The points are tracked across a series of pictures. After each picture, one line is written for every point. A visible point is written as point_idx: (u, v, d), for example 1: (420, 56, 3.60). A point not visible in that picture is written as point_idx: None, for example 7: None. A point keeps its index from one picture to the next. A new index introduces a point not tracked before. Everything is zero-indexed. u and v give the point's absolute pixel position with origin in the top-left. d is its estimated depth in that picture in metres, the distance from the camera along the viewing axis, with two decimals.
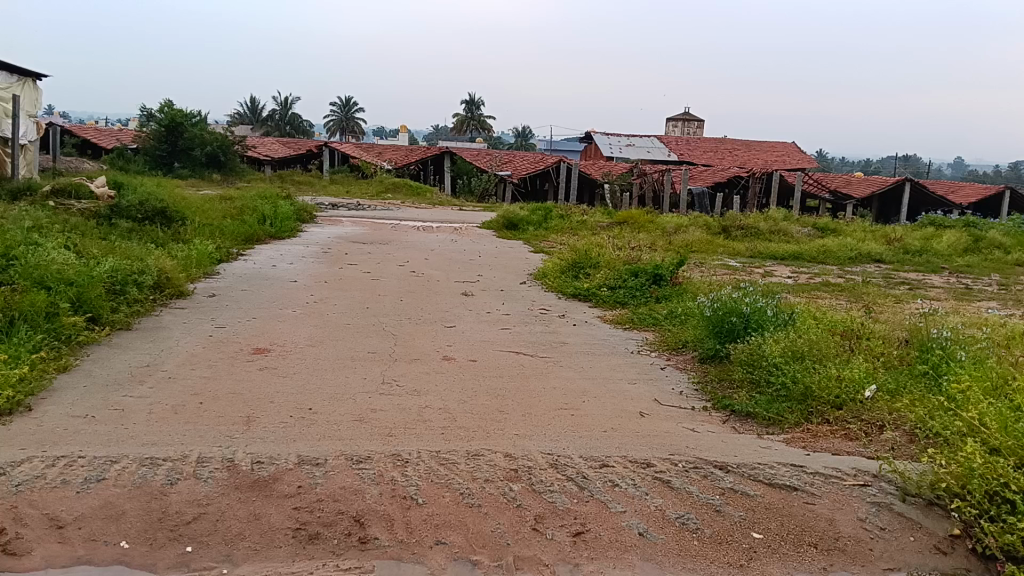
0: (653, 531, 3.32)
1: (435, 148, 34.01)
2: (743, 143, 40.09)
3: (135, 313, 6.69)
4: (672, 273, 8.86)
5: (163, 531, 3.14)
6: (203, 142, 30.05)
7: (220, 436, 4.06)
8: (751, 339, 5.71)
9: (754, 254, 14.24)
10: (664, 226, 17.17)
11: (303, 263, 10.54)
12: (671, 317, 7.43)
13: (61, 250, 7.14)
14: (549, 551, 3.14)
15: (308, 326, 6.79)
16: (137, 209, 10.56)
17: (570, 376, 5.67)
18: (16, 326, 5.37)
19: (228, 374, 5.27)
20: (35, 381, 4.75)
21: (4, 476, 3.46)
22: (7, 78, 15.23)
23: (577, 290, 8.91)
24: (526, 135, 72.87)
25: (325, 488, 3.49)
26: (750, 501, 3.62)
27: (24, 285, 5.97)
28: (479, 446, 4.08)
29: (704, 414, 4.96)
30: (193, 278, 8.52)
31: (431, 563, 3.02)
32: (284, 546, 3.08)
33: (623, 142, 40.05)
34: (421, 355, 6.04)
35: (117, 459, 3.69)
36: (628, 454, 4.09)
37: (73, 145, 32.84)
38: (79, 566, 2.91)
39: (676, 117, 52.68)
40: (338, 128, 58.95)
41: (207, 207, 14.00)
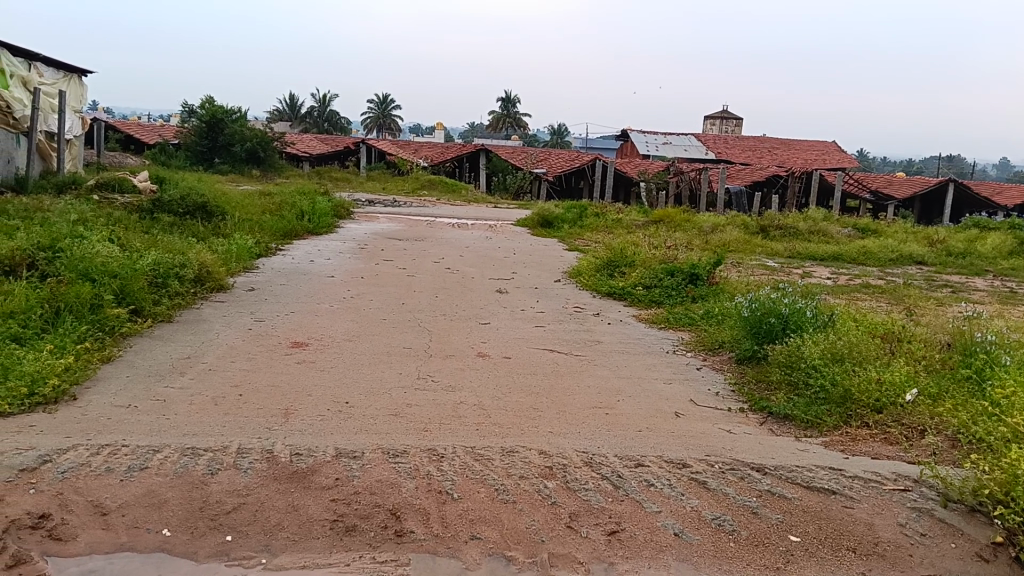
0: (689, 531, 3.30)
1: (470, 145, 34.09)
2: (782, 142, 39.64)
3: (177, 305, 6.81)
4: (709, 273, 8.79)
5: (204, 520, 3.19)
6: (244, 138, 30.45)
7: (260, 428, 4.12)
8: (790, 341, 5.65)
9: (792, 254, 14.06)
10: (701, 225, 17.03)
11: (340, 259, 10.64)
12: (707, 317, 7.37)
13: (105, 244, 7.28)
14: (584, 549, 3.14)
15: (345, 321, 6.85)
16: (178, 203, 10.73)
17: (605, 375, 5.65)
18: (62, 317, 5.50)
19: (266, 366, 5.34)
20: (80, 370, 4.87)
21: (50, 462, 3.54)
22: (54, 74, 15.54)
23: (612, 289, 8.87)
24: (562, 132, 72.92)
25: (362, 481, 3.52)
26: (788, 504, 3.58)
27: (71, 277, 6.11)
28: (514, 443, 4.08)
29: (741, 415, 4.92)
30: (233, 273, 8.65)
31: (466, 559, 3.03)
32: (321, 538, 3.11)
33: (660, 140, 39.82)
34: (455, 351, 6.06)
35: (159, 448, 3.76)
36: (663, 454, 4.06)
37: (117, 140, 33.45)
38: (121, 553, 2.96)
39: (714, 116, 52.26)
40: (375, 125, 59.46)
41: (246, 202, 14.17)
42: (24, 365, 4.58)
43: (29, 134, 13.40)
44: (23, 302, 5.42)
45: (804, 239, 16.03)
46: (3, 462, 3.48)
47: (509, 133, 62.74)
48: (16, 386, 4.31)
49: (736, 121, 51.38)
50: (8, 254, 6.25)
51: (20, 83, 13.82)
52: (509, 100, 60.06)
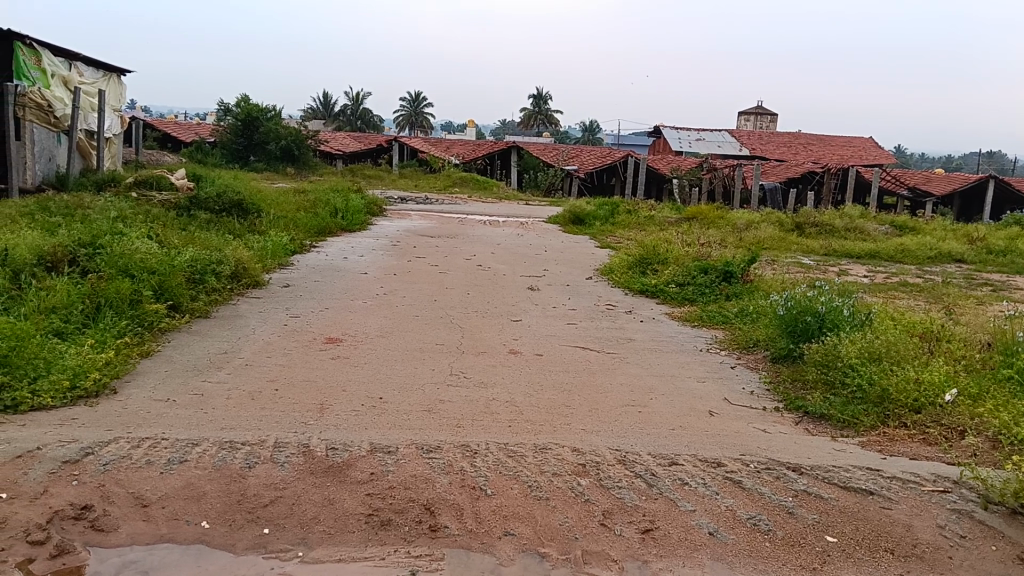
0: (724, 531, 3.28)
1: (501, 143, 34.10)
2: (818, 138, 39.17)
3: (214, 301, 6.91)
4: (743, 271, 8.71)
5: (241, 512, 3.23)
6: (279, 136, 30.84)
7: (296, 422, 4.17)
8: (827, 339, 5.58)
9: (828, 251, 13.88)
10: (734, 223, 16.87)
11: (374, 256, 10.70)
12: (741, 315, 7.30)
13: (144, 240, 7.41)
14: (618, 547, 3.13)
15: (379, 318, 6.90)
16: (215, 201, 10.86)
17: (637, 373, 5.63)
18: (102, 313, 5.61)
19: (301, 362, 5.39)
20: (120, 364, 4.96)
21: (92, 454, 3.61)
22: (93, 73, 15.84)
23: (645, 286, 8.82)
24: (594, 129, 72.82)
25: (396, 475, 3.55)
26: (824, 504, 3.54)
27: (111, 273, 6.23)
28: (547, 440, 4.08)
29: (776, 414, 4.88)
30: (268, 269, 8.75)
31: (500, 555, 3.04)
32: (357, 531, 3.14)
33: (694, 136, 39.56)
34: (487, 348, 6.08)
35: (198, 441, 3.82)
36: (698, 453, 4.04)
37: (154, 138, 33.94)
38: (161, 544, 3.01)
39: (748, 112, 51.78)
40: (408, 123, 59.80)
41: (281, 199, 14.33)
42: (67, 359, 4.69)
43: (69, 132, 13.67)
44: (64, 297, 5.54)
45: (840, 236, 15.83)
46: (46, 454, 3.56)
47: (541, 130, 62.72)
48: (58, 380, 4.42)
49: (771, 118, 50.88)
50: (50, 250, 6.37)
51: (61, 83, 14.11)
52: (541, 96, 60.07)
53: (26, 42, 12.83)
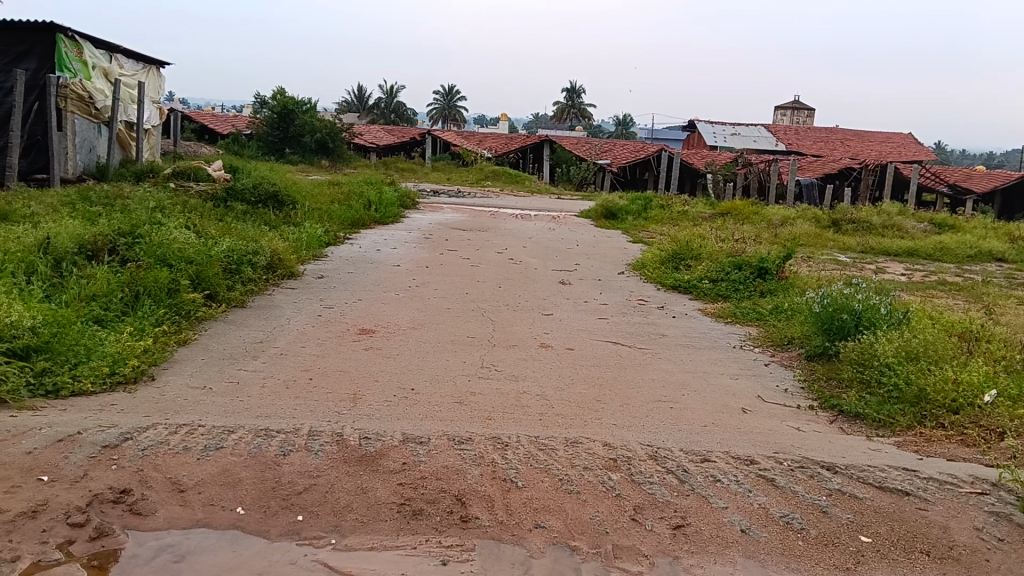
0: (757, 528, 3.25)
1: (534, 136, 34.05)
2: (856, 134, 38.61)
3: (249, 291, 6.99)
4: (779, 267, 8.62)
5: (276, 499, 3.28)
6: (313, 129, 31.11)
7: (329, 411, 4.22)
8: (863, 338, 5.50)
9: (866, 249, 13.69)
10: (770, 219, 16.67)
11: (406, 248, 10.77)
12: (776, 312, 7.24)
13: (182, 230, 7.52)
14: (648, 542, 3.12)
15: (411, 310, 6.94)
16: (251, 192, 10.99)
17: (669, 369, 5.60)
18: (141, 301, 5.71)
19: (335, 352, 5.44)
20: (158, 352, 5.04)
21: (131, 440, 3.68)
22: (133, 65, 16.08)
23: (677, 282, 8.77)
24: (627, 123, 72.58)
25: (428, 466, 3.57)
26: (859, 503, 3.50)
27: (150, 262, 6.33)
28: (577, 434, 4.08)
29: (810, 413, 4.82)
30: (303, 260, 8.84)
31: (530, 546, 3.05)
32: (389, 520, 3.17)
33: (729, 131, 39.20)
34: (519, 341, 6.09)
35: (234, 429, 3.87)
36: (731, 450, 4.01)
37: (191, 130, 34.40)
38: (198, 529, 3.07)
39: (784, 106, 51.22)
40: (441, 116, 59.97)
41: (316, 192, 14.41)
42: (107, 346, 4.79)
43: (110, 123, 13.92)
44: (105, 285, 5.64)
45: (878, 233, 15.59)
46: (87, 438, 3.63)
47: (573, 124, 62.55)
48: (98, 366, 4.51)
49: (808, 113, 50.35)
50: (90, 239, 6.48)
51: (101, 75, 14.35)
52: (575, 90, 59.85)
53: (68, 34, 13.05)
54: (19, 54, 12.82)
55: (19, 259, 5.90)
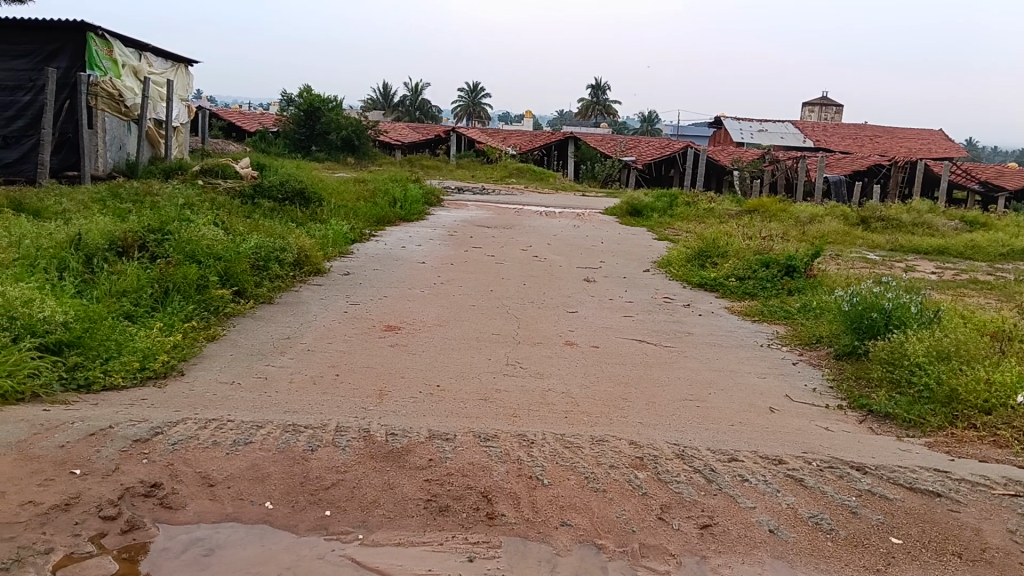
0: (785, 529, 3.23)
1: (559, 133, 33.97)
2: (885, 130, 38.14)
3: (277, 288, 7.05)
4: (807, 265, 8.53)
5: (304, 494, 3.30)
6: (339, 127, 31.27)
7: (356, 407, 4.24)
8: (893, 337, 5.43)
9: (895, 246, 13.51)
10: (797, 216, 16.50)
11: (431, 245, 10.80)
12: (804, 311, 7.17)
13: (210, 227, 7.59)
14: (675, 541, 3.10)
15: (436, 306, 6.97)
16: (278, 189, 11.07)
17: (695, 367, 5.57)
18: (171, 297, 5.78)
19: (362, 349, 5.47)
20: (187, 347, 5.10)
21: (161, 434, 3.72)
22: (162, 63, 16.25)
23: (704, 280, 8.71)
24: (653, 119, 72.26)
25: (454, 463, 3.57)
26: (889, 504, 3.45)
27: (179, 259, 6.40)
28: (604, 432, 4.06)
29: (839, 413, 4.77)
30: (329, 256, 8.90)
31: (556, 544, 3.04)
32: (415, 516, 3.18)
33: (756, 127, 38.90)
34: (544, 338, 6.09)
35: (263, 424, 3.91)
36: (759, 450, 3.97)
37: (219, 127, 34.72)
38: (227, 523, 3.10)
39: (811, 102, 50.75)
40: (466, 113, 60.05)
41: (342, 189, 14.49)
42: (137, 341, 4.85)
43: (139, 121, 14.08)
44: (135, 281, 5.71)
45: (907, 231, 15.40)
46: (118, 432, 3.68)
47: (598, 120, 62.39)
48: (129, 361, 4.57)
49: (836, 109, 49.87)
50: (121, 236, 6.55)
51: (131, 73, 14.49)
52: (599, 86, 59.42)
53: (98, 33, 13.18)
54: (50, 53, 12.94)
55: (52, 255, 5.99)
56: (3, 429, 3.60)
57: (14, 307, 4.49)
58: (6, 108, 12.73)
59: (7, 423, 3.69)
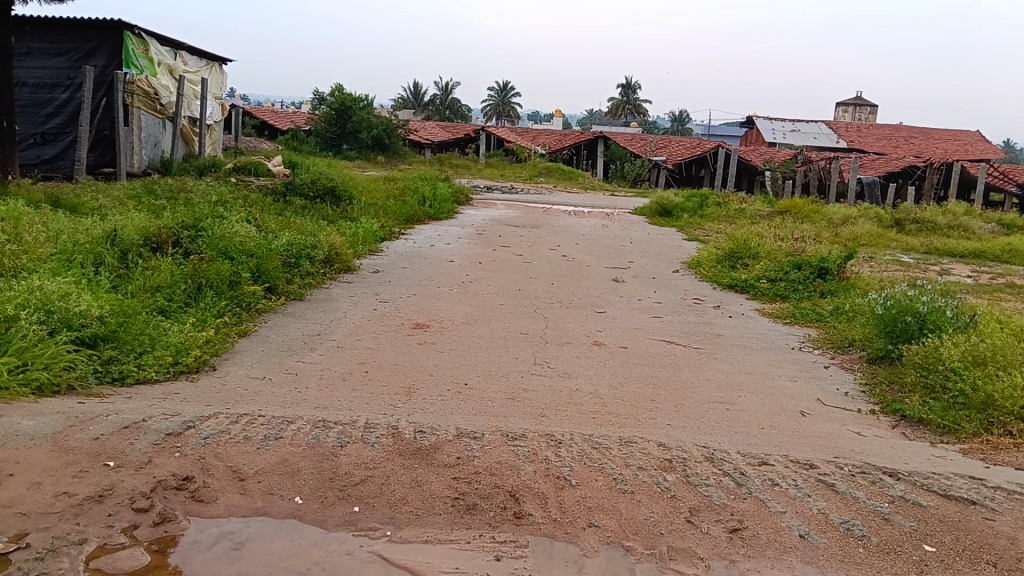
0: (815, 534, 3.19)
1: (588, 132, 33.88)
2: (921, 132, 37.55)
3: (307, 285, 7.10)
4: (840, 267, 8.42)
5: (333, 490, 3.32)
6: (370, 125, 31.49)
7: (385, 404, 4.27)
8: (927, 341, 5.35)
9: (930, 249, 13.29)
10: (830, 217, 16.31)
11: (460, 244, 10.82)
12: (837, 313, 7.08)
13: (243, 224, 7.68)
14: (704, 545, 3.08)
15: (464, 305, 6.99)
16: (310, 187, 11.16)
17: (725, 370, 5.52)
18: (203, 293, 5.85)
19: (390, 346, 5.50)
20: (219, 342, 5.16)
21: (193, 428, 3.76)
22: (197, 61, 16.46)
23: (734, 281, 8.64)
24: (683, 119, 71.87)
25: (482, 461, 3.58)
26: (922, 511, 3.40)
27: (212, 255, 6.47)
28: (632, 434, 4.05)
29: (871, 418, 4.71)
30: (359, 254, 8.95)
31: (584, 545, 3.03)
32: (443, 514, 3.19)
33: (789, 127, 38.53)
34: (572, 338, 6.07)
35: (293, 419, 3.94)
36: (790, 454, 3.93)
37: (253, 125, 35.12)
38: (257, 517, 3.13)
39: (845, 102, 50.21)
40: (496, 112, 60.11)
41: (371, 187, 14.56)
42: (170, 336, 4.91)
43: (174, 119, 14.27)
44: (168, 277, 5.78)
45: (942, 234, 15.15)
46: (151, 426, 3.73)
47: (628, 120, 62.15)
48: (162, 356, 4.64)
49: (871, 109, 49.28)
50: (155, 232, 6.64)
51: (167, 72, 14.67)
52: (627, 86, 59.85)
53: (134, 32, 13.36)
54: (88, 51, 13.13)
55: (88, 251, 6.09)
56: (40, 421, 3.68)
57: (51, 300, 4.56)
58: (45, 106, 13.05)
59: (44, 415, 3.76)
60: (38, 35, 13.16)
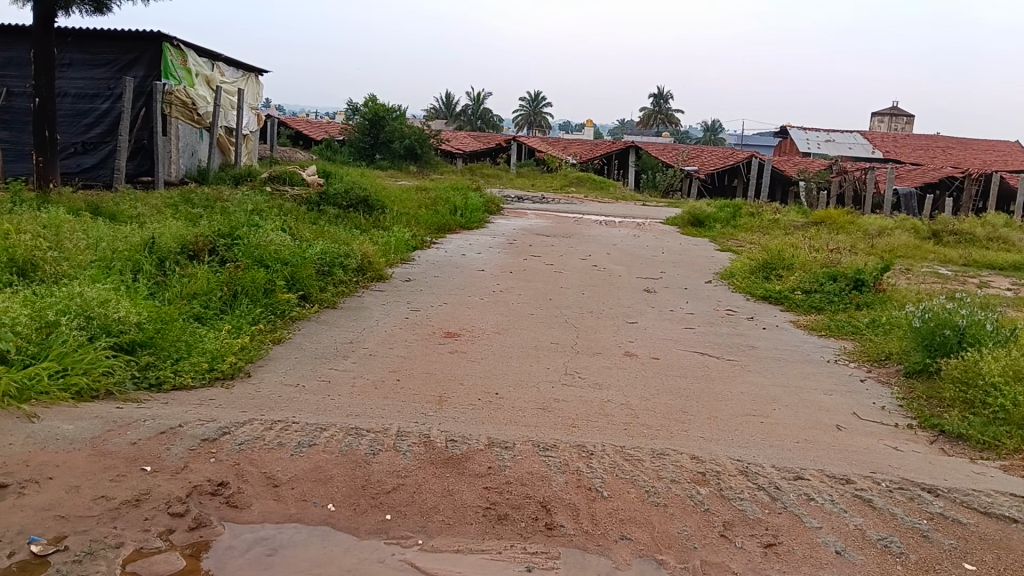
0: (852, 551, 3.14)
1: (620, 142, 33.83)
2: (959, 142, 36.95)
3: (341, 293, 7.16)
4: (876, 279, 8.31)
5: (365, 497, 3.34)
6: (402, 136, 31.74)
7: (416, 412, 4.29)
8: (967, 355, 5.24)
9: (969, 262, 13.07)
10: (866, 228, 16.11)
11: (491, 253, 10.85)
12: (873, 326, 6.98)
13: (278, 233, 7.77)
14: (738, 559, 3.05)
15: (495, 314, 7.00)
16: (343, 197, 11.27)
17: (759, 382, 5.46)
18: (239, 300, 5.92)
19: (421, 354, 5.53)
20: (254, 349, 5.23)
21: (229, 434, 3.81)
22: (233, 72, 16.73)
23: (768, 292, 8.56)
24: (716, 129, 71.56)
25: (513, 471, 3.57)
26: (962, 529, 3.33)
27: (247, 263, 6.56)
28: (664, 446, 4.02)
29: (909, 432, 4.63)
30: (391, 263, 9.02)
31: (616, 558, 3.02)
32: (474, 523, 3.19)
33: (823, 137, 38.17)
34: (603, 349, 6.05)
35: (326, 427, 3.97)
36: (825, 468, 3.88)
37: (288, 135, 35.57)
38: (290, 523, 3.15)
39: (882, 112, 49.63)
40: (528, 123, 60.27)
41: (403, 196, 14.64)
42: (206, 343, 4.98)
43: (210, 129, 14.50)
44: (205, 284, 5.87)
45: (982, 246, 14.89)
46: (187, 432, 3.78)
47: (660, 130, 62.04)
48: (198, 362, 4.70)
49: (908, 119, 48.65)
50: (192, 240, 6.74)
51: (204, 83, 14.91)
52: (662, 95, 59.47)
53: (173, 43, 13.62)
54: (128, 62, 13.40)
55: (126, 258, 6.19)
56: (79, 425, 3.74)
57: (91, 307, 4.65)
58: (86, 116, 13.32)
59: (83, 419, 3.83)
60: (80, 47, 13.48)
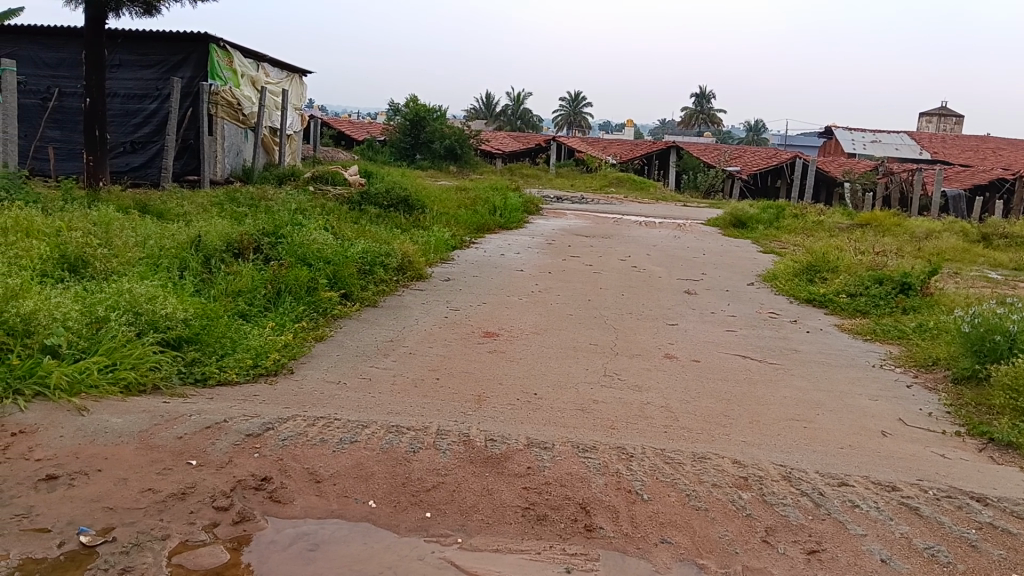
0: (898, 559, 3.08)
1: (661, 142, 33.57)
2: (1011, 143, 36.05)
3: (381, 292, 7.22)
4: (923, 283, 8.14)
5: (405, 495, 3.37)
6: (443, 136, 31.89)
7: (456, 411, 4.31)
8: (1017, 361, 5.10)
9: (1019, 266, 12.75)
10: (913, 231, 15.80)
11: (531, 253, 10.86)
12: (920, 330, 6.85)
13: (321, 232, 7.87)
14: (780, 565, 3.01)
15: (533, 314, 7.01)
16: (384, 196, 11.37)
17: (801, 386, 5.39)
18: (282, 298, 6.01)
19: (460, 354, 5.55)
20: (297, 346, 5.30)
21: (272, 429, 3.87)
22: (278, 73, 16.96)
23: (812, 295, 8.44)
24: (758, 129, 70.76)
25: (553, 472, 3.57)
26: (1012, 539, 3.26)
27: (291, 262, 6.66)
28: (705, 449, 3.99)
29: (957, 440, 4.53)
30: (431, 262, 9.08)
31: (656, 561, 3.00)
32: (513, 523, 3.20)
33: (869, 138, 37.52)
34: (643, 351, 6.02)
35: (368, 424, 4.01)
36: (870, 475, 3.81)
37: (331, 136, 35.98)
38: (332, 519, 3.19)
39: (931, 112, 48.64)
40: (568, 123, 60.20)
41: (443, 196, 14.69)
42: (250, 340, 5.06)
43: (254, 128, 14.72)
44: (249, 282, 5.97)
45: None
46: (232, 427, 3.84)
47: (701, 130, 61.54)
48: (243, 358, 4.78)
49: (957, 120, 47.62)
50: (238, 238, 6.85)
51: (249, 83, 15.12)
52: (706, 95, 58.91)
53: (219, 45, 13.85)
54: (176, 63, 13.66)
55: (174, 255, 6.32)
56: (127, 419, 3.83)
57: (139, 303, 4.75)
58: (135, 116, 13.61)
59: (131, 413, 3.92)
60: (130, 48, 13.76)
